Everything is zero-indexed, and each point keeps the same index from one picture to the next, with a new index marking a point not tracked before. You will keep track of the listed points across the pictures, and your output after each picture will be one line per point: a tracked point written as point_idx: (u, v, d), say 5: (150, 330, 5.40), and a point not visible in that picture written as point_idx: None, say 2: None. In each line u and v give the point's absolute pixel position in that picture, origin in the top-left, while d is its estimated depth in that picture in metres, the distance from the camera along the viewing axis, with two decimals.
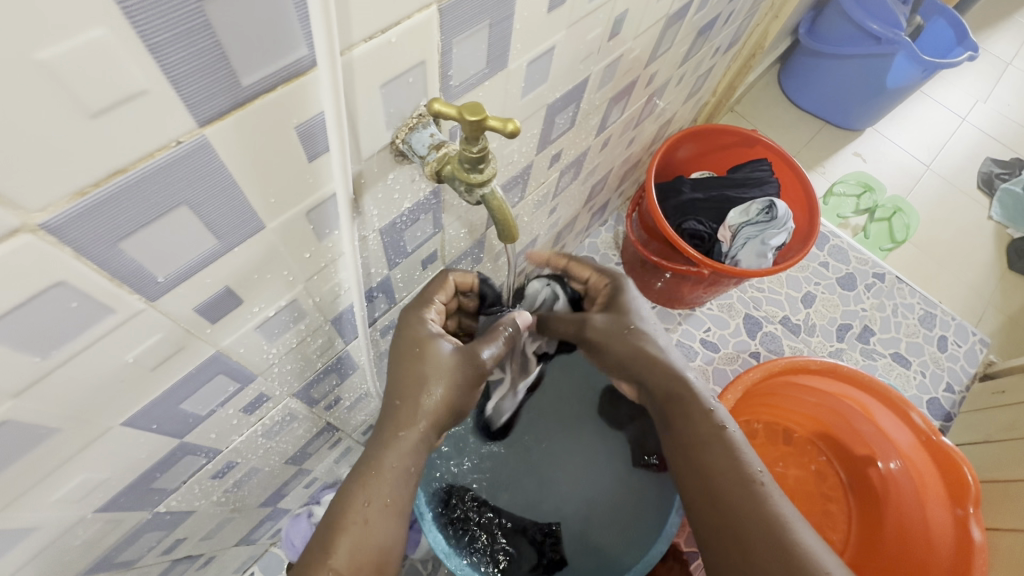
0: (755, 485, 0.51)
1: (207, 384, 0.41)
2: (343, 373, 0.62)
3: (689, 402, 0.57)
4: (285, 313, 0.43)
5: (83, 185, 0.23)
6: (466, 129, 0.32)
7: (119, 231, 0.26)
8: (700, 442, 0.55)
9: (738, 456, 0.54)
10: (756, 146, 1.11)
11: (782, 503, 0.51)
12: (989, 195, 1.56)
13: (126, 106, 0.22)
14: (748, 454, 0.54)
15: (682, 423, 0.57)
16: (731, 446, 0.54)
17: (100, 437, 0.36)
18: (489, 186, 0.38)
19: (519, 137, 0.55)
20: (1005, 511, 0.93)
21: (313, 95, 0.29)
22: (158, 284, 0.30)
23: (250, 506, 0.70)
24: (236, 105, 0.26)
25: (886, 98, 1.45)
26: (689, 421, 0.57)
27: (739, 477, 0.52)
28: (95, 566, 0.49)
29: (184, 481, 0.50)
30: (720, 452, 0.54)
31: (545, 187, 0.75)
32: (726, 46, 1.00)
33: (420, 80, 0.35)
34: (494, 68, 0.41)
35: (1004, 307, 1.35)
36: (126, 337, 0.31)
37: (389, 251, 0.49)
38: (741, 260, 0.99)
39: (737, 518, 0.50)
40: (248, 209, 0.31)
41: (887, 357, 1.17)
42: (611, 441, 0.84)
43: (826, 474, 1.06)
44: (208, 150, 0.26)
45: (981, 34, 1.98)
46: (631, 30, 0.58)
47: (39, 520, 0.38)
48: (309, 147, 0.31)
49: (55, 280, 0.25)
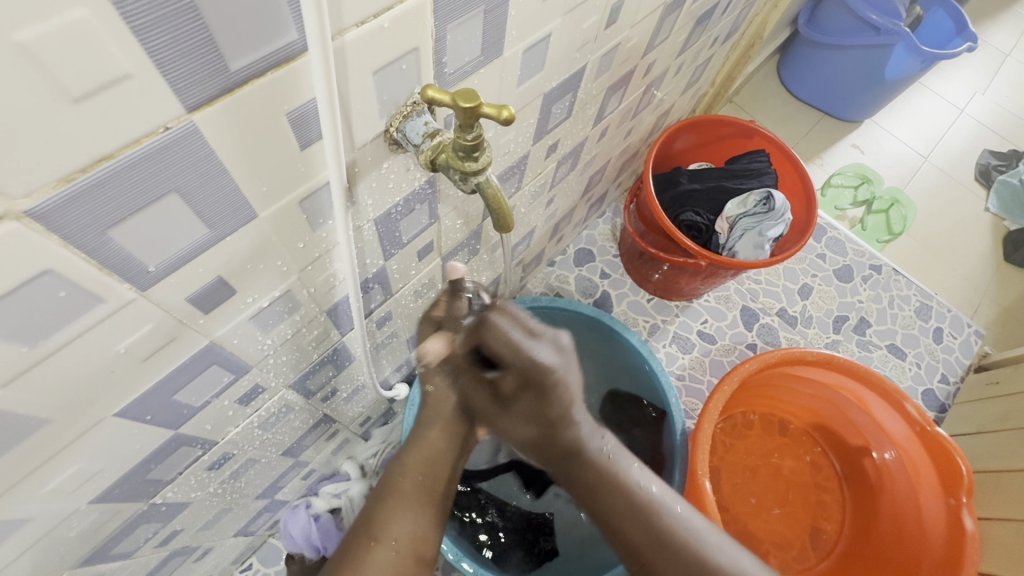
0: (658, 530, 0.55)
1: (201, 375, 0.41)
2: (339, 364, 0.62)
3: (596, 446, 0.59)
4: (280, 303, 0.42)
5: (69, 172, 0.22)
6: (461, 116, 0.32)
7: (107, 220, 0.25)
8: (605, 503, 0.57)
9: (635, 505, 0.56)
10: (754, 137, 1.10)
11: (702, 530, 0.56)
12: (986, 187, 1.56)
13: (111, 90, 0.21)
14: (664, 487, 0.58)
15: (579, 485, 0.58)
16: (631, 497, 0.56)
17: (93, 428, 0.36)
18: (485, 174, 0.37)
19: (515, 126, 0.54)
20: (998, 501, 0.94)
21: (305, 80, 0.28)
22: (149, 274, 0.30)
23: (247, 498, 0.70)
24: (225, 91, 0.25)
25: (885, 89, 1.44)
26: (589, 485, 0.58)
27: (648, 527, 0.55)
28: (91, 557, 0.49)
29: (180, 472, 0.50)
30: (619, 505, 0.56)
31: (542, 177, 0.74)
32: (725, 36, 0.99)
33: (413, 67, 0.34)
34: (489, 55, 0.40)
35: (999, 299, 1.35)
36: (117, 327, 0.31)
37: (384, 241, 0.49)
38: (739, 251, 0.99)
39: (658, 565, 0.54)
40: (240, 197, 0.31)
41: (883, 349, 1.17)
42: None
43: (820, 465, 1.07)
44: (197, 136, 0.26)
45: (980, 25, 1.97)
46: (629, 18, 0.58)
47: (32, 512, 0.38)
48: (301, 134, 0.31)
49: (43, 269, 0.25)
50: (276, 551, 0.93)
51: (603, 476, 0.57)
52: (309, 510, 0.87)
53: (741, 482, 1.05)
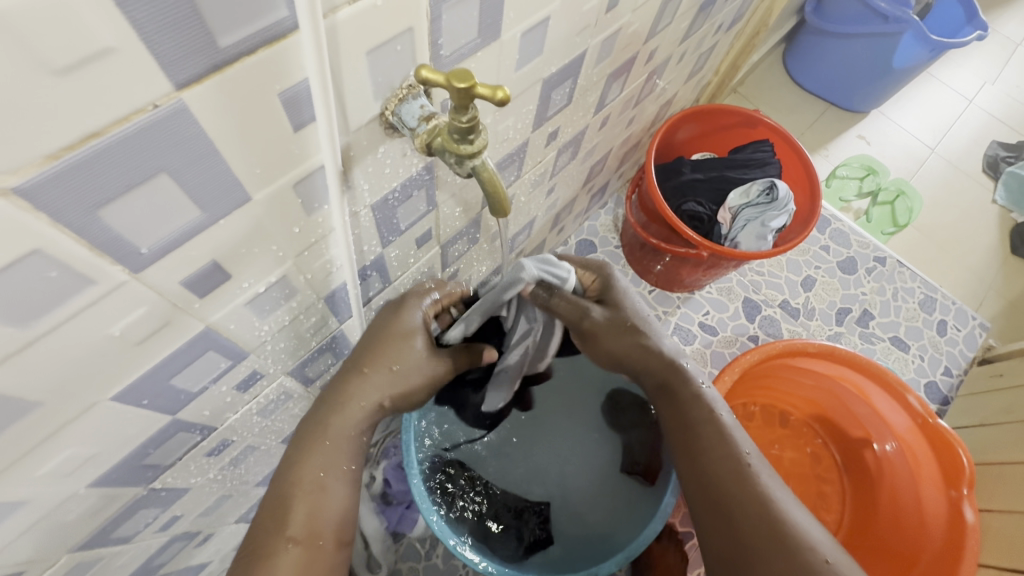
0: (743, 464, 0.55)
1: (198, 360, 0.41)
2: (338, 352, 0.62)
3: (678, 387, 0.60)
4: (275, 289, 0.42)
5: (55, 149, 0.22)
6: (455, 97, 0.32)
7: (95, 200, 0.25)
8: (694, 424, 0.59)
9: (727, 436, 0.57)
10: (758, 126, 1.09)
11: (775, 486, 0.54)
12: (994, 179, 1.54)
13: (96, 65, 0.21)
14: (737, 435, 0.58)
15: (674, 406, 0.60)
16: (721, 429, 0.58)
17: (89, 411, 0.36)
18: (480, 158, 0.37)
19: (514, 112, 0.53)
20: (1000, 493, 0.93)
21: (297, 60, 0.28)
22: (141, 256, 0.30)
23: (247, 485, 0.70)
24: (214, 69, 0.25)
25: (893, 79, 1.42)
26: (677, 407, 0.60)
27: (728, 453, 0.56)
28: (92, 541, 0.50)
29: (179, 457, 0.50)
30: (709, 433, 0.58)
31: (542, 165, 0.74)
32: (729, 23, 0.98)
33: (408, 48, 0.34)
34: (487, 38, 0.40)
35: (1005, 292, 1.34)
36: (111, 309, 0.31)
37: (382, 227, 0.49)
38: (741, 242, 0.98)
39: (725, 492, 0.54)
40: (233, 179, 0.30)
41: (886, 341, 1.17)
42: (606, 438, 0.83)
43: (820, 456, 1.07)
44: (186, 115, 0.25)
45: (991, 13, 1.93)
46: (630, 3, 0.57)
47: (31, 494, 0.38)
48: (294, 115, 0.30)
49: (32, 248, 0.24)
50: None
51: (703, 407, 0.59)
52: None
53: None
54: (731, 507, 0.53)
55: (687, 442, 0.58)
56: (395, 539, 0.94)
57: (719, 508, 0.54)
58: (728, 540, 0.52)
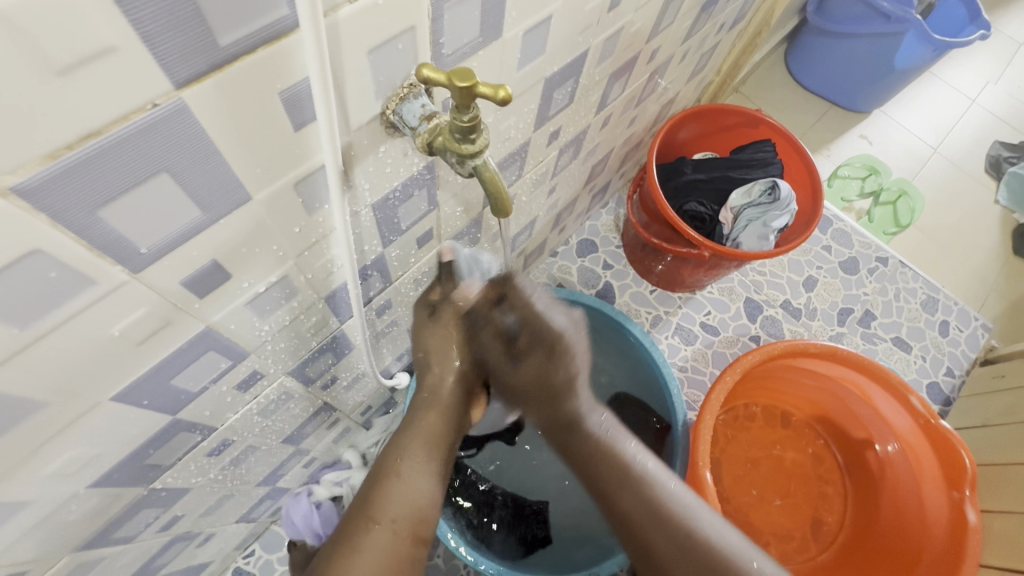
0: (655, 504, 0.56)
1: (199, 360, 0.40)
2: (339, 352, 0.62)
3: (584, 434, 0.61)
4: (276, 289, 0.42)
5: (56, 147, 0.22)
6: (457, 96, 0.31)
7: (95, 200, 0.25)
8: (601, 469, 0.59)
9: (636, 478, 0.57)
10: (760, 126, 1.09)
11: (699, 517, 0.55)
12: (996, 179, 1.54)
13: (96, 63, 0.21)
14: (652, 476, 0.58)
15: (582, 455, 0.61)
16: (623, 467, 0.58)
17: (89, 412, 0.36)
18: (482, 157, 0.37)
19: (515, 111, 0.53)
20: (1002, 494, 0.93)
21: (298, 58, 0.28)
22: (141, 255, 0.29)
23: (248, 485, 0.70)
24: (215, 67, 0.25)
25: (895, 79, 1.42)
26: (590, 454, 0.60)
27: (639, 494, 0.56)
28: (92, 541, 0.50)
29: (180, 457, 0.50)
30: (619, 478, 0.57)
31: (543, 165, 0.73)
32: (731, 23, 0.97)
33: (410, 47, 0.34)
34: (488, 37, 0.40)
35: (1007, 292, 1.33)
36: (111, 309, 0.31)
37: (383, 227, 0.48)
38: (742, 242, 0.98)
39: (644, 532, 0.55)
40: (234, 178, 0.30)
41: (888, 341, 1.16)
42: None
43: (823, 457, 1.07)
44: (186, 114, 0.25)
45: (993, 12, 1.93)
46: (631, 2, 0.57)
47: (31, 495, 0.38)
48: (295, 115, 0.30)
49: (32, 248, 0.24)
50: (278, 538, 0.94)
51: (607, 452, 0.59)
52: (312, 497, 0.88)
53: (741, 474, 1.05)
54: (655, 547, 0.54)
55: (601, 489, 0.59)
56: None
57: (645, 551, 0.55)
58: None
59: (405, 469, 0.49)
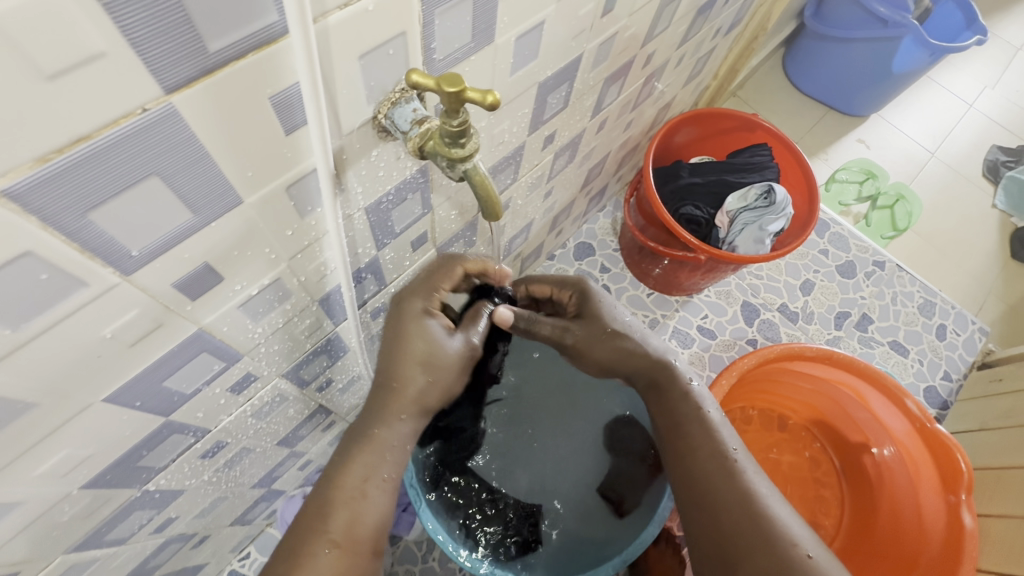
0: (728, 458, 0.54)
1: (191, 362, 0.41)
2: (334, 354, 0.62)
3: (668, 384, 0.59)
4: (269, 291, 0.42)
5: (46, 151, 0.22)
6: (446, 101, 0.32)
7: (85, 203, 0.25)
8: (681, 420, 0.57)
9: (714, 435, 0.56)
10: (756, 130, 1.09)
11: (758, 481, 0.53)
12: (994, 183, 1.54)
13: (86, 69, 0.21)
14: (723, 433, 0.56)
15: (659, 404, 0.59)
16: (708, 425, 0.56)
17: (82, 412, 0.36)
18: (472, 161, 0.37)
19: (509, 115, 0.54)
20: (998, 497, 0.93)
21: (289, 64, 0.28)
22: (132, 258, 0.30)
23: (243, 487, 0.70)
24: (205, 73, 0.25)
25: (892, 83, 1.42)
26: (665, 404, 0.59)
27: (713, 451, 0.55)
28: (86, 543, 0.50)
29: (174, 459, 0.50)
30: (698, 430, 0.56)
31: (539, 169, 0.74)
32: (727, 27, 0.98)
33: (401, 52, 0.34)
34: (480, 41, 0.40)
35: (1005, 296, 1.33)
36: (101, 312, 0.31)
37: (376, 230, 0.49)
38: (739, 245, 0.98)
39: (712, 487, 0.53)
40: (225, 182, 0.31)
41: (886, 345, 1.16)
42: (601, 459, 0.84)
43: (819, 460, 1.07)
44: (177, 118, 0.25)
45: (991, 17, 1.93)
46: (625, 8, 0.57)
47: (23, 496, 0.38)
48: (286, 119, 0.31)
49: (21, 250, 0.25)
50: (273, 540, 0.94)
51: (688, 402, 0.58)
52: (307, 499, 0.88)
53: None
54: (720, 507, 0.51)
55: (673, 441, 0.57)
56: (392, 542, 0.93)
57: (712, 509, 0.52)
58: (716, 530, 0.51)
59: (371, 489, 0.49)
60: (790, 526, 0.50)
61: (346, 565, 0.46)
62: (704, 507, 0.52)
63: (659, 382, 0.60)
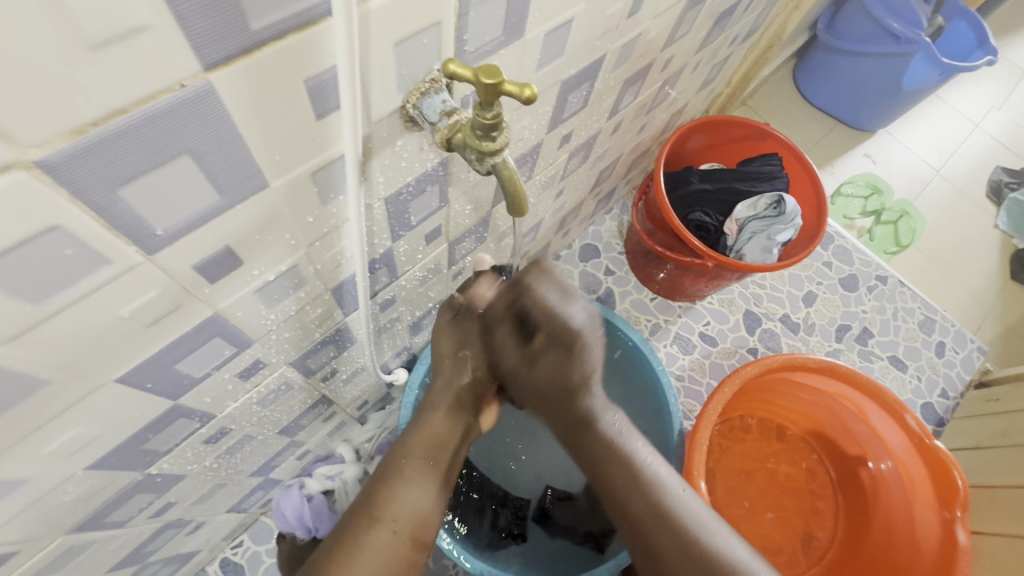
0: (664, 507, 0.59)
1: (204, 346, 0.40)
2: (342, 345, 0.62)
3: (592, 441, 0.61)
4: (285, 278, 0.42)
5: (81, 123, 0.22)
6: (482, 92, 0.31)
7: (116, 178, 0.25)
8: (613, 478, 0.60)
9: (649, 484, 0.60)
10: (767, 139, 1.09)
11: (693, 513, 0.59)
12: (997, 204, 1.55)
13: (129, 39, 0.21)
14: (659, 482, 0.60)
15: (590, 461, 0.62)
16: (638, 477, 0.60)
17: (95, 392, 0.35)
18: (501, 155, 0.36)
19: (531, 112, 0.53)
20: (992, 516, 0.94)
21: (327, 45, 0.28)
22: (157, 237, 0.29)
23: (241, 475, 0.70)
24: (243, 51, 0.24)
25: (901, 100, 1.43)
26: (600, 462, 0.61)
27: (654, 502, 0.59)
28: (84, 525, 0.49)
29: (178, 444, 0.50)
30: (629, 481, 0.60)
31: (553, 167, 0.74)
32: (744, 35, 0.98)
33: (434, 42, 0.34)
34: (511, 35, 0.40)
35: (1004, 317, 1.34)
36: (122, 290, 0.30)
37: (394, 221, 0.48)
38: (746, 254, 0.98)
39: (650, 534, 0.59)
40: (253, 165, 0.30)
41: (884, 360, 1.17)
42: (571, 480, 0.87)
43: (815, 472, 1.07)
44: (212, 96, 0.25)
45: (1000, 40, 1.95)
46: (650, 11, 0.57)
47: (29, 473, 0.37)
48: (318, 103, 0.30)
49: (49, 225, 0.24)
50: (267, 529, 0.93)
51: (619, 456, 0.60)
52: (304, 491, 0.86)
53: (735, 485, 1.05)
54: (666, 545, 0.58)
55: (613, 494, 0.61)
56: None
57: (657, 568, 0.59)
58: (657, 571, 0.59)
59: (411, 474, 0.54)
60: (736, 559, 0.57)
61: (398, 548, 0.51)
62: (649, 550, 0.59)
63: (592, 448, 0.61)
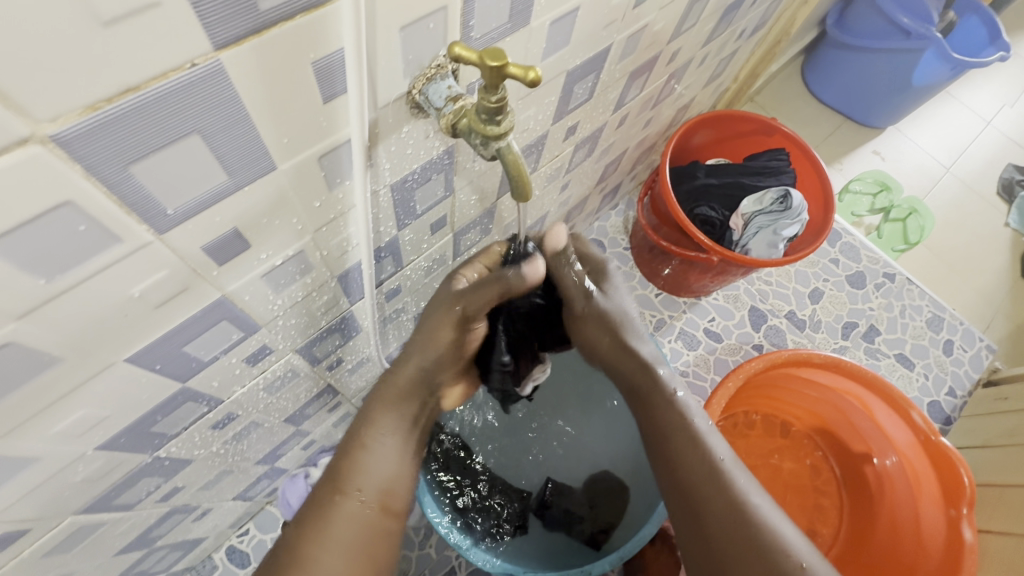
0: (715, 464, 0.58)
1: (212, 328, 0.41)
2: (347, 334, 0.62)
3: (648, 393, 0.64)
4: (292, 263, 0.42)
5: (95, 100, 0.22)
6: (487, 75, 0.32)
7: (127, 155, 0.25)
8: (667, 430, 0.62)
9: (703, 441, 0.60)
10: (774, 134, 1.09)
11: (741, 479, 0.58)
12: (1008, 202, 1.54)
13: (142, 16, 0.21)
14: (710, 442, 0.60)
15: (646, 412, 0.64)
16: (697, 436, 0.60)
17: (105, 371, 0.36)
18: (506, 140, 0.37)
19: (536, 103, 0.54)
20: (999, 514, 0.93)
21: (335, 27, 0.28)
22: (167, 217, 0.30)
23: (247, 462, 0.71)
24: (253, 31, 0.25)
25: (911, 96, 1.42)
26: (652, 414, 0.63)
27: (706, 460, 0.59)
28: (93, 506, 0.50)
29: (185, 428, 0.50)
30: (682, 438, 0.61)
31: (559, 160, 0.74)
32: (751, 30, 0.97)
33: (440, 27, 0.34)
34: (516, 23, 0.40)
35: (1014, 315, 1.33)
36: (133, 269, 0.31)
37: (399, 209, 0.49)
38: (752, 248, 0.98)
39: (698, 492, 0.58)
40: (261, 148, 0.31)
41: (891, 357, 1.16)
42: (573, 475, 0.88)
43: (820, 469, 1.06)
44: (222, 76, 0.25)
45: (1013, 36, 1.92)
46: (656, 2, 0.57)
47: (41, 451, 0.38)
48: (326, 86, 0.31)
49: (62, 201, 0.25)
50: (272, 518, 0.94)
51: (672, 411, 0.62)
52: (309, 480, 0.88)
53: None
54: (711, 507, 0.57)
55: (662, 449, 0.62)
56: None
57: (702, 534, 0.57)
58: (701, 534, 0.57)
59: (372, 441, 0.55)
60: (784, 533, 0.55)
61: (369, 520, 0.52)
62: (694, 512, 0.58)
63: (648, 399, 0.64)
